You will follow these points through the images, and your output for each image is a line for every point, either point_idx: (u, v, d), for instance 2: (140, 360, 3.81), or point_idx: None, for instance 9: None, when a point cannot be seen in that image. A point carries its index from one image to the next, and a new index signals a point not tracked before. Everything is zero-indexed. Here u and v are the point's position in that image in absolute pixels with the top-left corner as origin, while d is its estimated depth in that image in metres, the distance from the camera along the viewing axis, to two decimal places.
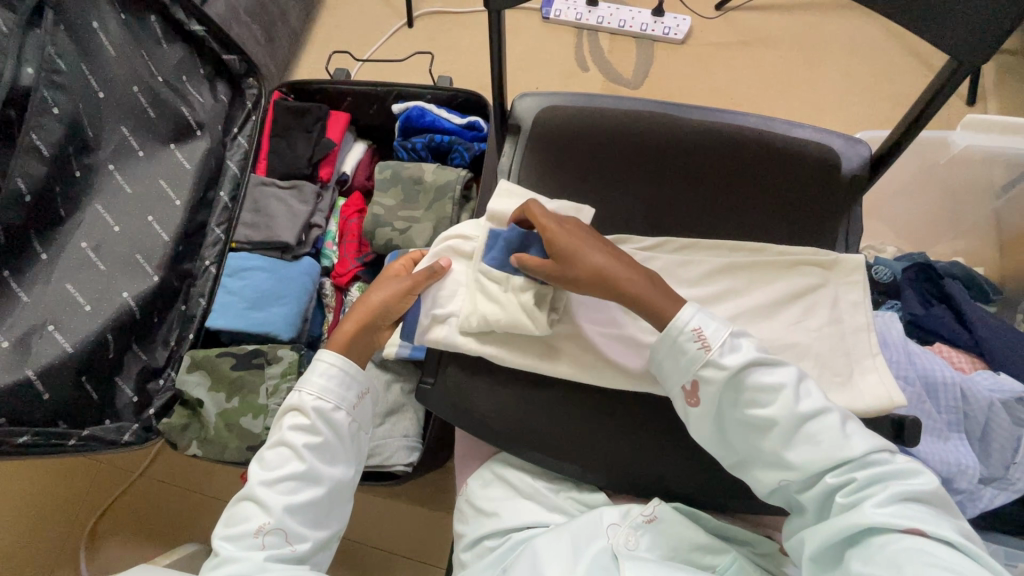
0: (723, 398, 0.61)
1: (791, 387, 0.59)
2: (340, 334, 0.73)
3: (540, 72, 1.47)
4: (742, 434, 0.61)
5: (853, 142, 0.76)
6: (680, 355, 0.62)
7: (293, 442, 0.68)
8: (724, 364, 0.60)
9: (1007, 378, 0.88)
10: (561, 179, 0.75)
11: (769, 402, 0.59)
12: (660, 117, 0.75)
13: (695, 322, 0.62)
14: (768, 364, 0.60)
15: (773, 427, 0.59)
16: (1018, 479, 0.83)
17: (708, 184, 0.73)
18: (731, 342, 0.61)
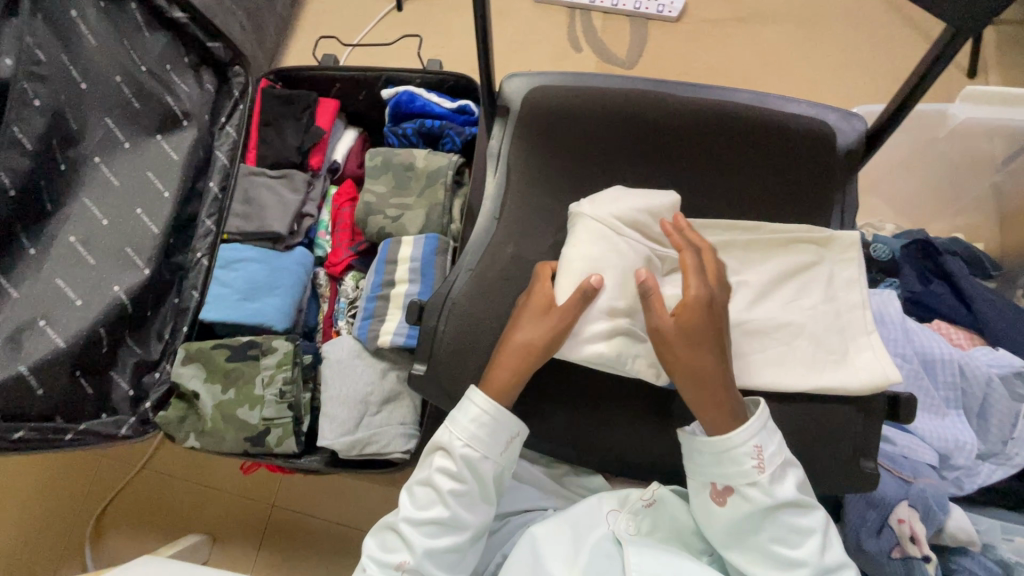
0: (746, 522, 0.59)
1: (820, 534, 0.58)
2: (496, 376, 0.63)
3: (533, 54, 1.44)
4: (756, 562, 0.59)
5: (848, 116, 0.73)
6: (729, 464, 0.59)
7: (439, 485, 0.62)
8: (772, 493, 0.58)
9: (1005, 352, 0.87)
10: (552, 160, 0.73)
11: (797, 543, 0.58)
12: (651, 92, 0.72)
13: (758, 438, 0.59)
14: (807, 507, 0.59)
15: (795, 569, 0.57)
16: (1016, 454, 0.83)
17: (702, 163, 0.71)
18: (784, 471, 0.59)
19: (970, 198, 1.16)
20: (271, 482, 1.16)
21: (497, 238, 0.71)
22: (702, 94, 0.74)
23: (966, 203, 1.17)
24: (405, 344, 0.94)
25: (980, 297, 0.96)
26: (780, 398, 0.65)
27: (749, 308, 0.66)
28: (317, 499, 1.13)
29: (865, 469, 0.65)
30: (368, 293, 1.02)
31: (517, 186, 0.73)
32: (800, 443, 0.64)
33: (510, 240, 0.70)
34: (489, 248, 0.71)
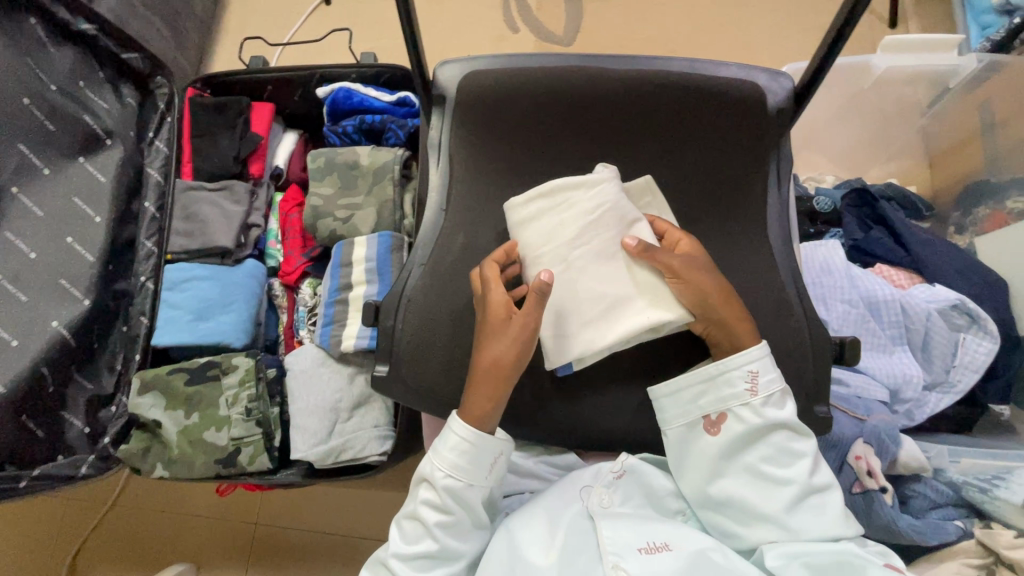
0: (738, 444, 0.62)
1: (811, 458, 0.61)
2: (475, 405, 0.61)
3: (470, 39, 1.42)
4: (747, 484, 0.61)
5: (776, 75, 0.72)
6: (724, 387, 0.63)
7: (425, 518, 0.61)
8: (764, 413, 0.61)
9: (941, 288, 0.92)
10: (493, 146, 0.72)
11: (789, 464, 0.61)
12: (584, 68, 0.71)
13: (755, 364, 0.62)
14: (799, 433, 0.62)
15: (785, 487, 0.60)
16: (959, 380, 0.89)
17: (642, 134, 0.71)
18: (777, 396, 0.63)
19: (901, 145, 1.22)
20: (251, 501, 1.14)
21: (447, 231, 0.70)
22: (636, 64, 0.73)
23: (898, 149, 1.22)
24: (369, 347, 0.93)
25: (914, 238, 1.02)
26: None
27: None
28: (301, 510, 1.12)
29: (819, 415, 0.66)
30: (325, 299, 1.00)
31: (461, 179, 0.72)
32: None
33: (458, 231, 0.70)
34: (437, 242, 0.69)
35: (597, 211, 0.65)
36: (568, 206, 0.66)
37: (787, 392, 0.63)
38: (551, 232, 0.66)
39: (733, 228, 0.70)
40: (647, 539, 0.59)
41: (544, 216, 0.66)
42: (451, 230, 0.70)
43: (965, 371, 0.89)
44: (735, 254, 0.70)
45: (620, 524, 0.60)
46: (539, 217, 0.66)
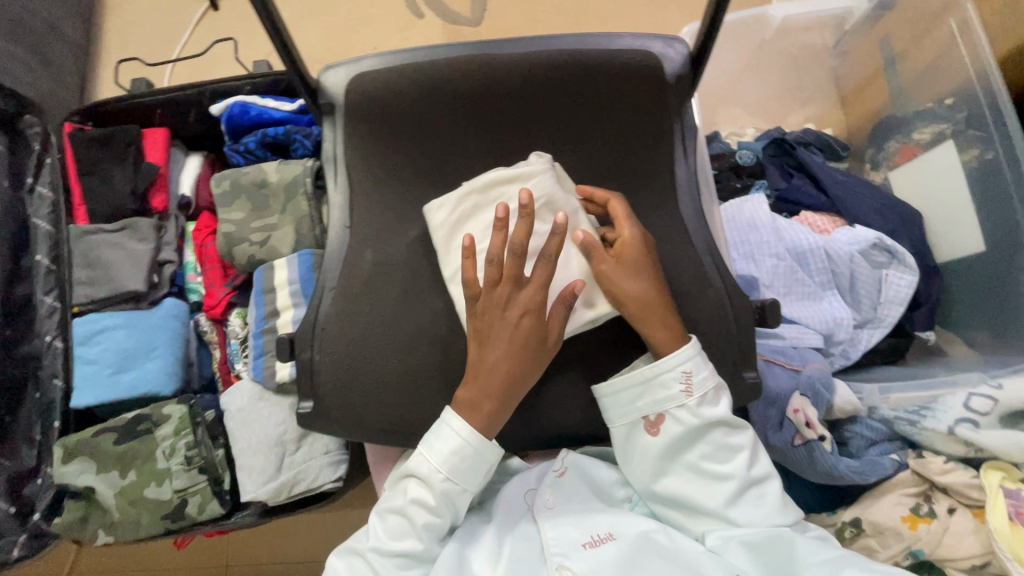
0: (677, 445, 0.60)
1: (749, 450, 0.60)
2: (484, 410, 0.58)
3: (377, 31, 1.42)
4: (688, 483, 0.60)
5: (670, 40, 0.70)
6: (658, 389, 0.60)
7: (414, 517, 0.57)
8: (701, 414, 0.59)
9: (861, 229, 0.94)
10: (391, 153, 0.68)
11: (727, 459, 0.59)
12: (474, 58, 0.68)
13: (687, 363, 0.59)
14: (735, 427, 0.61)
15: (725, 483, 0.59)
16: (887, 315, 0.92)
17: (544, 120, 0.68)
18: (713, 393, 0.61)
19: (814, 89, 1.23)
20: (216, 545, 1.09)
21: (354, 249, 0.65)
22: (527, 43, 0.69)
23: (812, 94, 1.24)
24: None
25: (832, 181, 1.04)
26: None
27: None
28: (269, 545, 1.08)
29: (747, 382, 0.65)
30: (254, 329, 0.95)
31: (362, 191, 0.68)
32: None
33: (365, 247, 0.65)
34: (345, 261, 0.65)
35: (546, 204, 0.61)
36: (500, 203, 0.62)
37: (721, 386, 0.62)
38: (484, 231, 0.62)
39: (650, 204, 0.68)
40: (591, 531, 0.59)
41: (475, 218, 0.63)
42: (360, 248, 0.65)
43: (891, 305, 0.92)
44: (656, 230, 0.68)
45: (565, 522, 0.60)
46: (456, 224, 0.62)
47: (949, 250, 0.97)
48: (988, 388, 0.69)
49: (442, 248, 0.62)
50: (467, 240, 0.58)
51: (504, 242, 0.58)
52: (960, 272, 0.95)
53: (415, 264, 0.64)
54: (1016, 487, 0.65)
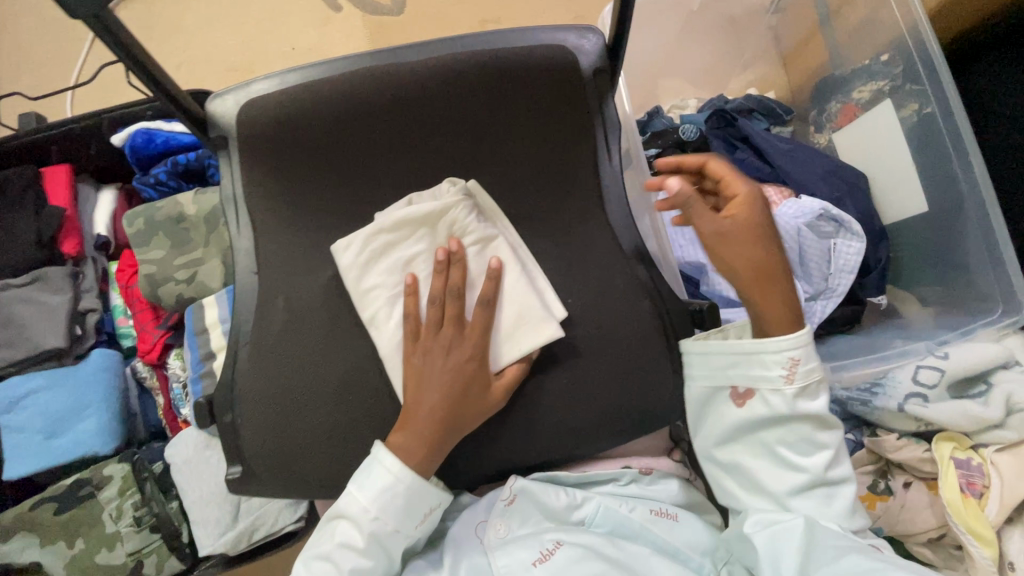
0: (757, 424, 0.58)
1: (833, 451, 0.57)
2: (406, 434, 0.56)
3: (293, 28, 1.32)
4: (756, 457, 0.59)
5: (583, 30, 0.64)
6: (757, 366, 0.57)
7: (341, 560, 0.53)
8: (794, 404, 0.56)
9: (807, 200, 0.92)
10: (298, 186, 0.63)
11: (808, 454, 0.57)
12: (369, 71, 0.61)
13: (794, 350, 0.55)
14: (826, 426, 0.57)
15: (794, 471, 0.57)
16: (838, 285, 0.91)
17: (457, 132, 0.63)
18: (814, 387, 0.57)
19: (753, 52, 1.19)
20: None
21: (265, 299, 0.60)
22: (427, 48, 0.62)
23: (752, 57, 1.20)
24: None
25: (777, 152, 1.01)
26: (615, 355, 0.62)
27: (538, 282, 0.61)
28: None
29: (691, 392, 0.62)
30: (191, 373, 0.90)
31: (268, 233, 0.63)
32: (636, 389, 0.62)
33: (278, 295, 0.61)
34: (259, 313, 0.61)
35: (485, 238, 0.60)
36: (421, 235, 0.60)
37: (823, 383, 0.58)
38: (401, 266, 0.60)
39: (581, 212, 0.65)
40: (539, 547, 0.58)
41: (391, 251, 0.59)
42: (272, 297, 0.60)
43: (842, 274, 0.91)
44: (588, 240, 0.64)
45: (516, 555, 0.58)
46: (379, 257, 0.59)
47: (895, 212, 0.96)
48: (935, 360, 0.70)
49: (356, 294, 0.58)
50: (410, 274, 0.59)
51: (445, 283, 0.58)
52: (907, 231, 0.94)
53: (335, 308, 0.60)
54: (966, 456, 0.66)
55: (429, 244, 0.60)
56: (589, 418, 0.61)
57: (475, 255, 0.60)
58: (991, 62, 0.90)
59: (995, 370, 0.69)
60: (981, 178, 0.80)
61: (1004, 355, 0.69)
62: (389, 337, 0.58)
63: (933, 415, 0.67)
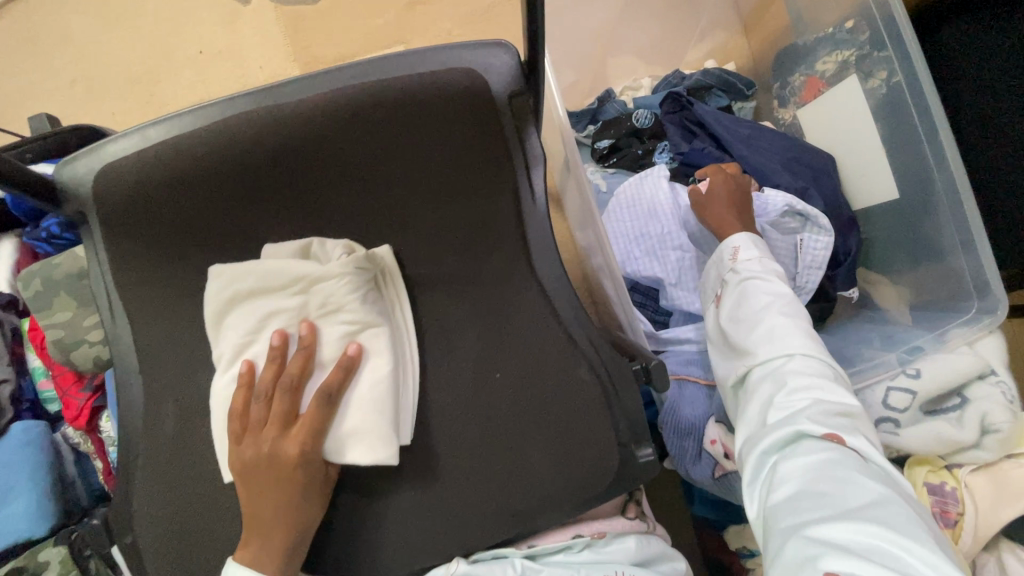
0: (726, 306, 0.69)
1: (779, 305, 0.64)
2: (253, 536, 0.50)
3: (197, 28, 1.17)
4: (730, 337, 0.67)
5: (491, 46, 0.54)
6: (716, 266, 0.74)
7: None
8: (738, 271, 0.70)
9: (772, 194, 0.85)
10: (180, 265, 0.54)
11: (760, 310, 0.65)
12: (231, 121, 0.50)
13: (735, 241, 0.72)
14: (772, 287, 0.66)
15: (751, 327, 0.65)
16: (807, 281, 0.85)
17: (355, 184, 0.54)
18: (764, 264, 0.70)
19: (710, 19, 1.08)
20: None
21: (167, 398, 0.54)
22: (302, 85, 0.51)
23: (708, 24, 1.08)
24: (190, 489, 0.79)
25: (734, 139, 0.92)
26: (562, 425, 0.55)
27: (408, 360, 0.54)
28: None
29: (640, 463, 0.56)
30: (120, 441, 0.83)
31: (150, 322, 0.55)
32: (587, 461, 0.55)
33: (180, 390, 0.55)
34: (155, 415, 0.54)
35: (368, 324, 0.50)
36: (291, 291, 0.49)
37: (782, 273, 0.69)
38: (262, 317, 0.50)
39: (510, 263, 0.57)
40: None
41: (252, 301, 0.49)
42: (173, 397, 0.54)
43: (810, 270, 0.84)
44: (518, 295, 0.57)
45: None
46: (260, 341, 0.51)
47: (864, 197, 0.88)
48: (906, 380, 0.66)
49: (208, 325, 0.49)
50: (246, 362, 0.50)
51: (279, 370, 0.50)
52: (879, 218, 0.87)
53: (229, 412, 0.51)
54: (939, 481, 0.63)
55: (288, 315, 0.50)
56: (539, 501, 0.54)
57: (332, 336, 0.50)
58: (965, 23, 0.81)
59: (970, 383, 0.64)
60: (953, 161, 0.71)
61: (978, 366, 0.64)
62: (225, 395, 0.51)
63: (903, 445, 0.64)
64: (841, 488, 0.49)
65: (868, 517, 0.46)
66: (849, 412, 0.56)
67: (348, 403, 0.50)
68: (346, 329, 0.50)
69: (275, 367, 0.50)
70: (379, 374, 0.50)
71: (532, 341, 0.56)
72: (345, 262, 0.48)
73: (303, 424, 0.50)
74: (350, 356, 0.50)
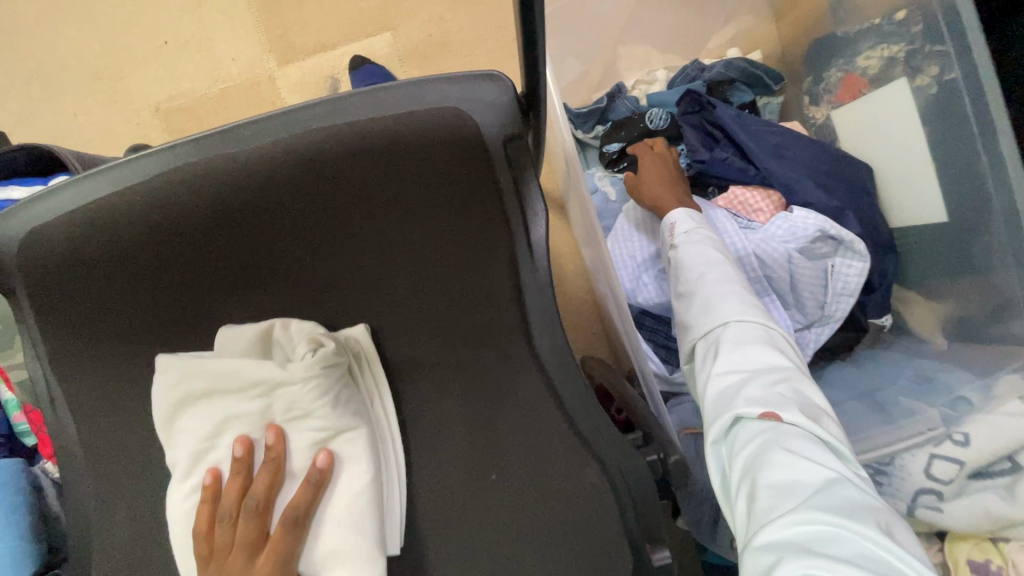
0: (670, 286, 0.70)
1: (705, 275, 0.65)
2: None
3: (161, 14, 1.05)
4: (676, 318, 0.68)
5: (480, 79, 0.45)
6: (663, 246, 0.75)
7: None
8: (675, 249, 0.71)
9: (802, 218, 0.77)
10: (129, 343, 0.47)
11: (691, 284, 0.66)
12: (174, 183, 0.42)
13: (674, 218, 0.74)
14: (702, 257, 0.67)
15: (686, 304, 0.65)
16: (835, 308, 0.77)
17: (325, 247, 0.46)
18: (698, 235, 0.71)
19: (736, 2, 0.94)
20: None
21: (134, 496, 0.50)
22: (253, 128, 0.43)
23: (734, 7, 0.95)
24: None
25: (761, 149, 0.83)
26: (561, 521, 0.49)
27: (389, 462, 0.48)
28: None
29: (654, 568, 0.48)
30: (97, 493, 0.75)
31: (100, 414, 0.48)
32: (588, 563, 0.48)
33: (145, 484, 0.50)
34: (123, 509, 0.50)
35: (340, 428, 0.45)
36: (250, 394, 0.44)
37: (718, 241, 0.70)
38: (218, 422, 0.45)
39: (507, 335, 0.50)
40: None
41: (209, 406, 0.45)
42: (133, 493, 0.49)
43: (840, 298, 0.76)
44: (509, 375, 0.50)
45: None
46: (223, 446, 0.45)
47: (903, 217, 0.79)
48: (951, 448, 0.58)
49: (158, 429, 0.44)
50: (209, 473, 0.45)
51: (243, 483, 0.45)
52: (917, 238, 0.76)
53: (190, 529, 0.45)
54: (983, 559, 0.57)
55: (247, 422, 0.45)
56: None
57: (299, 444, 0.45)
58: None
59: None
60: (1016, 185, 0.60)
61: None
62: (182, 510, 0.45)
63: (949, 520, 0.57)
64: (779, 470, 0.47)
65: (807, 502, 0.45)
66: (788, 382, 0.54)
67: (323, 516, 0.45)
68: (316, 436, 0.45)
69: (237, 481, 0.45)
70: (358, 486, 0.45)
71: (530, 428, 0.50)
72: (311, 362, 0.43)
73: (272, 547, 0.44)
74: (323, 467, 0.45)
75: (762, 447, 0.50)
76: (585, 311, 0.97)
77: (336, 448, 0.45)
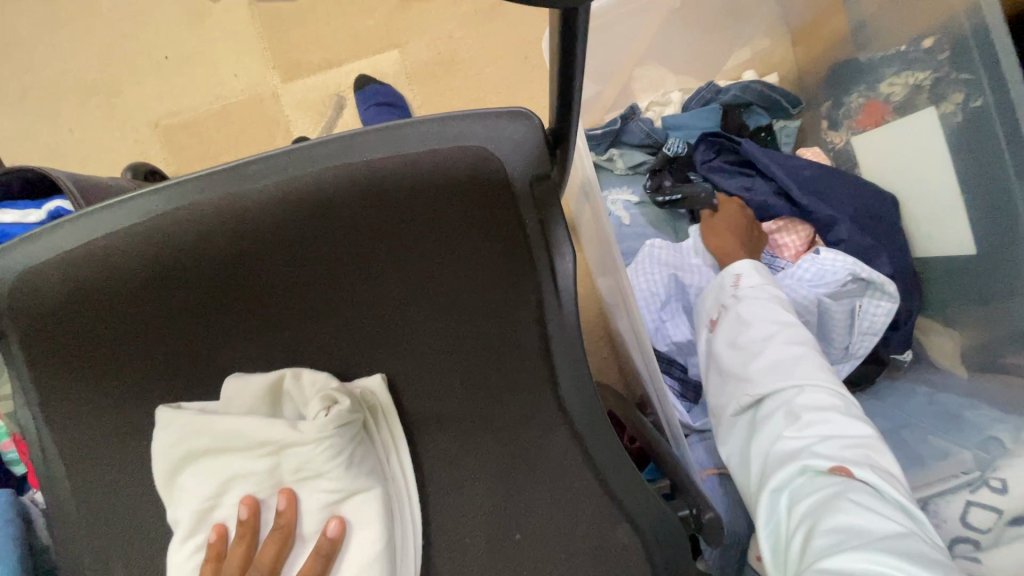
0: (722, 332, 0.64)
1: (777, 329, 0.61)
2: None
3: (162, 29, 1.03)
4: (724, 360, 0.62)
5: (507, 115, 0.42)
6: (716, 293, 0.69)
7: None
8: (739, 296, 0.66)
9: (833, 262, 0.75)
10: (130, 394, 0.44)
11: (756, 331, 0.61)
12: (183, 227, 0.40)
13: (738, 269, 0.68)
14: (772, 310, 0.63)
15: (748, 351, 0.61)
16: (859, 346, 0.75)
17: (344, 292, 0.44)
18: (764, 289, 0.66)
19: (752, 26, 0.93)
20: None
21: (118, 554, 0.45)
22: (266, 165, 0.40)
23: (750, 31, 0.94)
24: None
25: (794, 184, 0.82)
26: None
27: (406, 522, 0.46)
28: None
29: None
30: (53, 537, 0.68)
31: (97, 467, 0.45)
32: None
33: (142, 543, 0.46)
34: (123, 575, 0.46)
35: (352, 491, 0.43)
36: (258, 453, 0.43)
37: (785, 301, 0.65)
38: (225, 479, 0.44)
39: (532, 384, 0.47)
40: None
41: (212, 464, 0.43)
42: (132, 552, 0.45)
43: (863, 337, 0.74)
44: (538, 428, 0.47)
45: None
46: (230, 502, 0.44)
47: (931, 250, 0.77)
48: (989, 495, 0.56)
49: (161, 484, 0.43)
50: (215, 528, 0.44)
51: (248, 544, 0.43)
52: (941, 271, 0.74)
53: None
54: None
55: (254, 481, 0.43)
56: None
57: (309, 505, 0.44)
58: None
59: None
60: None
61: None
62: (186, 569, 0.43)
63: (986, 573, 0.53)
64: (846, 517, 0.46)
65: (872, 546, 0.43)
66: (862, 440, 0.53)
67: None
68: (326, 498, 0.43)
69: (241, 542, 0.43)
70: (368, 554, 0.43)
71: (559, 483, 0.47)
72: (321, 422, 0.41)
73: None
74: (333, 531, 0.43)
75: (831, 497, 0.48)
76: (598, 338, 0.94)
77: (345, 512, 0.44)
